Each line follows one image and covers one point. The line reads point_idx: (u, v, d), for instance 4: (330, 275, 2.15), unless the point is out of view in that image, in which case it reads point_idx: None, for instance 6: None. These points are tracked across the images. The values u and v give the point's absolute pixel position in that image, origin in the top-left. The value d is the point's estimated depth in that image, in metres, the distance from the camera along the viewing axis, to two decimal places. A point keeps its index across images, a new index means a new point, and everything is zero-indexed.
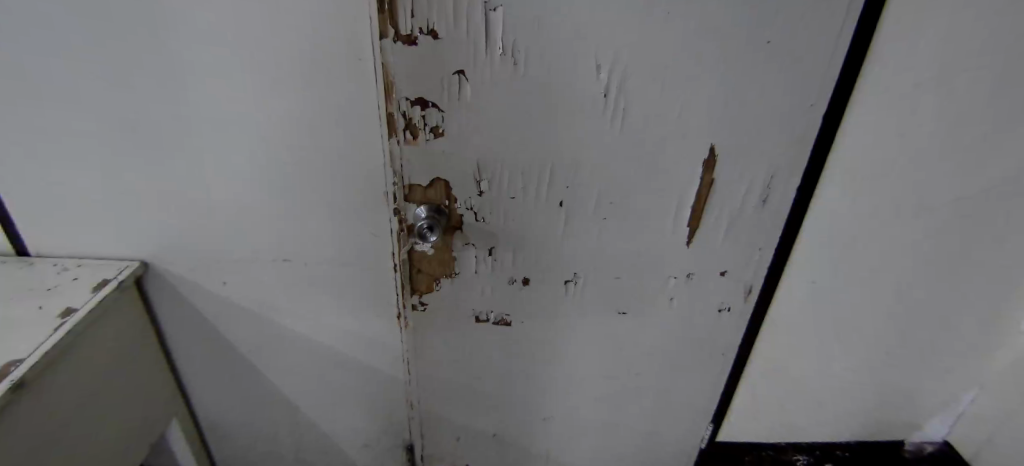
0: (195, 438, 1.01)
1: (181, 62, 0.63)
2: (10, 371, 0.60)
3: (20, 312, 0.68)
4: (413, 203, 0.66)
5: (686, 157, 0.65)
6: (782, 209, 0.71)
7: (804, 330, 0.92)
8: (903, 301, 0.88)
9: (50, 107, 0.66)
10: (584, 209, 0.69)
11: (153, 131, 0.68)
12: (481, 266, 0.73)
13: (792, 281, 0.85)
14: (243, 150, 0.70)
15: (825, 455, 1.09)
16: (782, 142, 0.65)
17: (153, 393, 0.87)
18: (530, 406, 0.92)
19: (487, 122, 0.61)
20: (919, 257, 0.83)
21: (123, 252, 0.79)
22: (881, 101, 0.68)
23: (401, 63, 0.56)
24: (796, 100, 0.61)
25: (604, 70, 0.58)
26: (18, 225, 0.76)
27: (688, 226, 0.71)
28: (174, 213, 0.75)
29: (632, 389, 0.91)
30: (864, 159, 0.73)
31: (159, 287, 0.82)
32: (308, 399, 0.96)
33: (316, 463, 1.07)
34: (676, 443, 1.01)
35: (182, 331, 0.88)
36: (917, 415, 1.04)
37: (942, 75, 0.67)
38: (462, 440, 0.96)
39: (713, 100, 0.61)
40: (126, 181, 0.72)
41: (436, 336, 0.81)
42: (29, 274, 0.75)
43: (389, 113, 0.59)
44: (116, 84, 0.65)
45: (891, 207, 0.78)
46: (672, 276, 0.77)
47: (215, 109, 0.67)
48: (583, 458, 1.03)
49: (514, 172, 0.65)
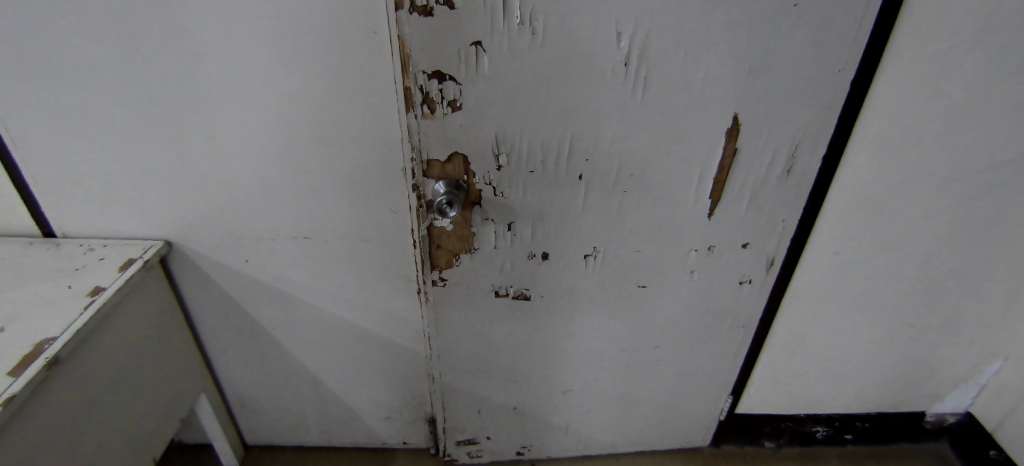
0: (224, 412, 1.03)
1: (194, 41, 0.63)
2: (45, 347, 0.61)
3: (50, 290, 0.69)
4: (432, 178, 0.65)
5: (710, 127, 0.64)
6: (807, 179, 0.70)
7: (826, 302, 0.91)
8: (928, 272, 0.87)
9: (69, 88, 0.66)
10: (605, 182, 0.68)
11: (170, 111, 0.68)
12: (500, 241, 0.73)
13: (815, 254, 0.84)
14: (262, 128, 0.70)
15: (843, 426, 1.10)
16: (808, 109, 0.63)
17: (182, 370, 0.89)
18: (550, 380, 0.93)
19: (506, 94, 0.60)
20: (945, 228, 0.81)
21: (147, 232, 0.80)
22: (914, 65, 0.65)
23: (417, 35, 0.54)
24: (824, 65, 0.59)
25: (625, 37, 0.56)
26: (45, 207, 0.77)
27: (711, 198, 0.71)
28: (196, 193, 0.76)
29: (651, 362, 0.92)
30: (893, 127, 0.71)
31: (183, 266, 0.84)
32: (332, 374, 0.99)
33: (341, 436, 1.10)
34: (695, 413, 1.03)
35: (207, 308, 0.90)
36: (940, 387, 1.03)
37: (980, 37, 0.63)
38: (483, 412, 0.98)
39: (738, 67, 0.59)
40: (146, 161, 0.73)
41: (456, 312, 0.82)
42: (57, 254, 0.76)
43: (406, 87, 0.58)
44: (131, 64, 0.64)
45: (920, 177, 0.76)
46: (693, 249, 0.76)
47: (232, 85, 0.66)
48: (603, 430, 1.04)
49: (533, 145, 0.64)
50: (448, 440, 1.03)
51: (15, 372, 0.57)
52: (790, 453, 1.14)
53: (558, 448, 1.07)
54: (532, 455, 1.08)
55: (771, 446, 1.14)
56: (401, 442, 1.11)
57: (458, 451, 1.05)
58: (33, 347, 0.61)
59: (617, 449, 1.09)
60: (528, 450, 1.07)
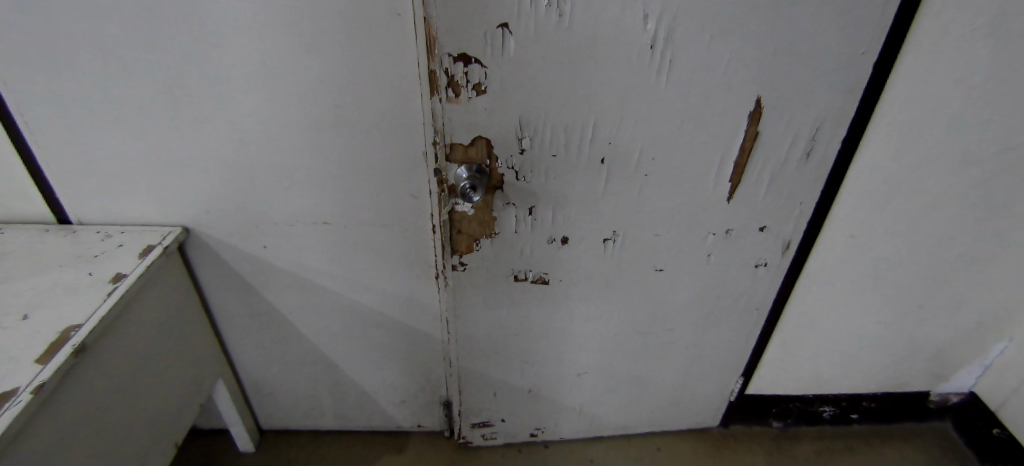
0: (241, 398, 1.04)
1: (213, 23, 0.62)
2: (71, 335, 0.61)
3: (72, 278, 0.69)
4: (455, 162, 0.66)
5: (733, 109, 0.64)
6: (824, 164, 0.70)
7: (837, 285, 0.92)
8: (939, 254, 0.88)
9: (86, 72, 0.65)
10: (627, 166, 0.69)
11: (188, 95, 0.68)
12: (521, 225, 0.74)
13: (829, 237, 0.85)
14: (282, 113, 0.70)
15: (850, 405, 1.13)
16: (829, 92, 0.63)
17: (200, 356, 0.90)
18: (565, 362, 0.95)
19: (531, 77, 0.60)
20: (958, 210, 0.82)
21: (165, 219, 0.80)
22: (933, 48, 0.66)
23: (445, 16, 0.54)
24: (847, 49, 0.60)
25: (651, 20, 0.56)
26: (60, 194, 0.76)
27: (731, 181, 0.71)
28: (215, 179, 0.75)
29: (665, 345, 0.93)
30: (911, 111, 0.71)
31: (201, 251, 0.84)
32: (348, 358, 0.99)
33: (356, 420, 1.12)
34: (707, 395, 1.05)
35: (224, 294, 0.90)
36: (945, 367, 1.06)
37: (1001, 19, 0.63)
38: (498, 395, 0.99)
39: (763, 49, 0.59)
40: (164, 146, 0.72)
41: (475, 297, 0.83)
42: (75, 241, 0.76)
43: (431, 71, 0.58)
44: (148, 47, 0.64)
45: (934, 162, 0.77)
46: (711, 233, 0.77)
47: (251, 69, 0.66)
48: (616, 412, 1.06)
49: (556, 129, 0.64)
50: (464, 423, 1.05)
51: (44, 359, 0.58)
52: (798, 433, 1.17)
53: (572, 429, 1.09)
54: (546, 436, 1.10)
55: (779, 426, 1.17)
56: (415, 425, 1.12)
57: (473, 434, 1.07)
58: (60, 334, 0.61)
59: (628, 430, 1.11)
60: (542, 432, 1.09)
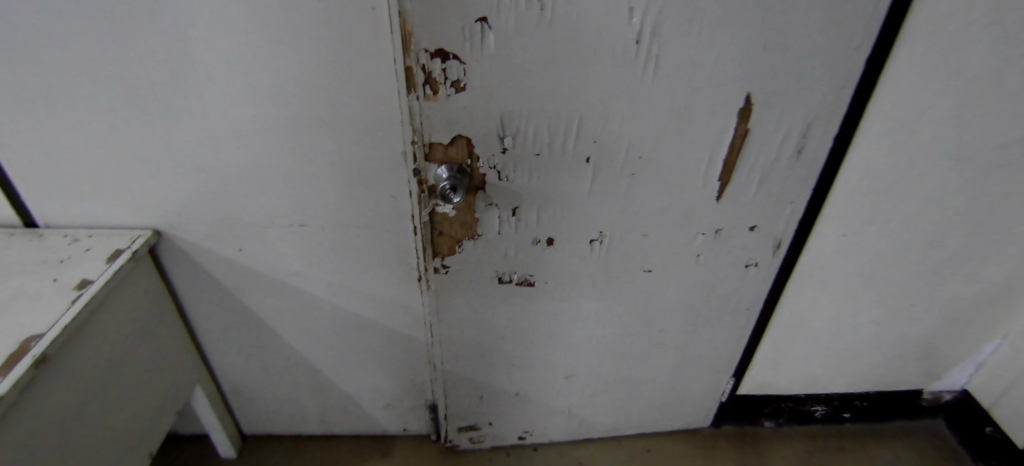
0: (222, 403, 1.02)
1: (176, 17, 0.59)
2: (32, 345, 0.58)
3: (32, 285, 0.66)
4: (434, 162, 0.63)
5: (723, 107, 0.62)
6: (816, 161, 0.68)
7: (829, 283, 0.91)
8: (933, 252, 0.87)
9: (43, 69, 0.61)
10: (613, 165, 0.66)
11: (154, 92, 0.64)
12: (504, 227, 0.71)
13: (820, 235, 0.84)
14: (253, 111, 0.66)
15: (842, 404, 1.12)
16: (822, 88, 0.61)
17: (176, 363, 0.87)
18: (553, 365, 0.93)
19: (512, 74, 0.57)
20: (952, 208, 0.81)
21: (136, 222, 0.77)
22: (929, 42, 0.63)
23: (419, 10, 0.51)
24: (841, 43, 0.57)
25: (637, 14, 0.53)
26: (25, 196, 0.73)
27: (720, 180, 0.69)
28: (186, 181, 0.72)
29: (655, 346, 0.91)
30: (906, 106, 0.69)
31: (174, 255, 0.81)
32: (331, 362, 0.97)
33: (341, 424, 1.09)
34: (697, 395, 1.03)
35: (200, 298, 0.87)
36: (938, 365, 1.05)
37: (1000, 12, 0.61)
38: (485, 398, 0.97)
39: (754, 44, 0.56)
40: (131, 146, 0.69)
41: (459, 299, 0.80)
42: (39, 246, 0.72)
43: (407, 67, 0.55)
44: (109, 42, 0.60)
45: (928, 159, 0.75)
46: (700, 233, 0.75)
47: (219, 65, 0.62)
48: (605, 413, 1.05)
49: (540, 127, 0.62)
50: (450, 427, 1.03)
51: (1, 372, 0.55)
52: (789, 432, 1.16)
53: (560, 431, 1.07)
54: (534, 439, 1.08)
55: (770, 426, 1.16)
56: (402, 429, 1.10)
57: (460, 437, 1.05)
58: (20, 345, 0.58)
59: (617, 432, 1.10)
60: (530, 435, 1.07)
